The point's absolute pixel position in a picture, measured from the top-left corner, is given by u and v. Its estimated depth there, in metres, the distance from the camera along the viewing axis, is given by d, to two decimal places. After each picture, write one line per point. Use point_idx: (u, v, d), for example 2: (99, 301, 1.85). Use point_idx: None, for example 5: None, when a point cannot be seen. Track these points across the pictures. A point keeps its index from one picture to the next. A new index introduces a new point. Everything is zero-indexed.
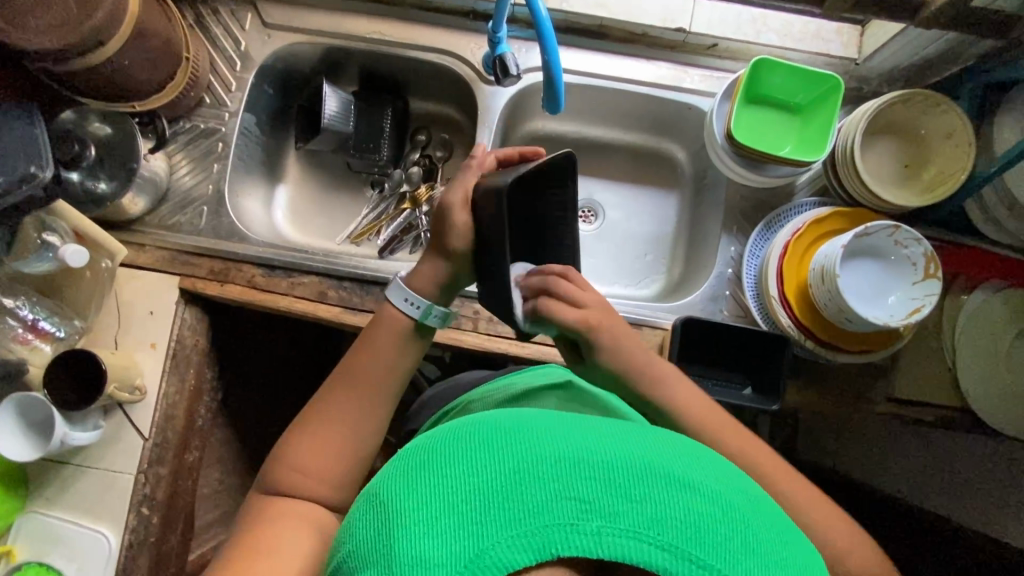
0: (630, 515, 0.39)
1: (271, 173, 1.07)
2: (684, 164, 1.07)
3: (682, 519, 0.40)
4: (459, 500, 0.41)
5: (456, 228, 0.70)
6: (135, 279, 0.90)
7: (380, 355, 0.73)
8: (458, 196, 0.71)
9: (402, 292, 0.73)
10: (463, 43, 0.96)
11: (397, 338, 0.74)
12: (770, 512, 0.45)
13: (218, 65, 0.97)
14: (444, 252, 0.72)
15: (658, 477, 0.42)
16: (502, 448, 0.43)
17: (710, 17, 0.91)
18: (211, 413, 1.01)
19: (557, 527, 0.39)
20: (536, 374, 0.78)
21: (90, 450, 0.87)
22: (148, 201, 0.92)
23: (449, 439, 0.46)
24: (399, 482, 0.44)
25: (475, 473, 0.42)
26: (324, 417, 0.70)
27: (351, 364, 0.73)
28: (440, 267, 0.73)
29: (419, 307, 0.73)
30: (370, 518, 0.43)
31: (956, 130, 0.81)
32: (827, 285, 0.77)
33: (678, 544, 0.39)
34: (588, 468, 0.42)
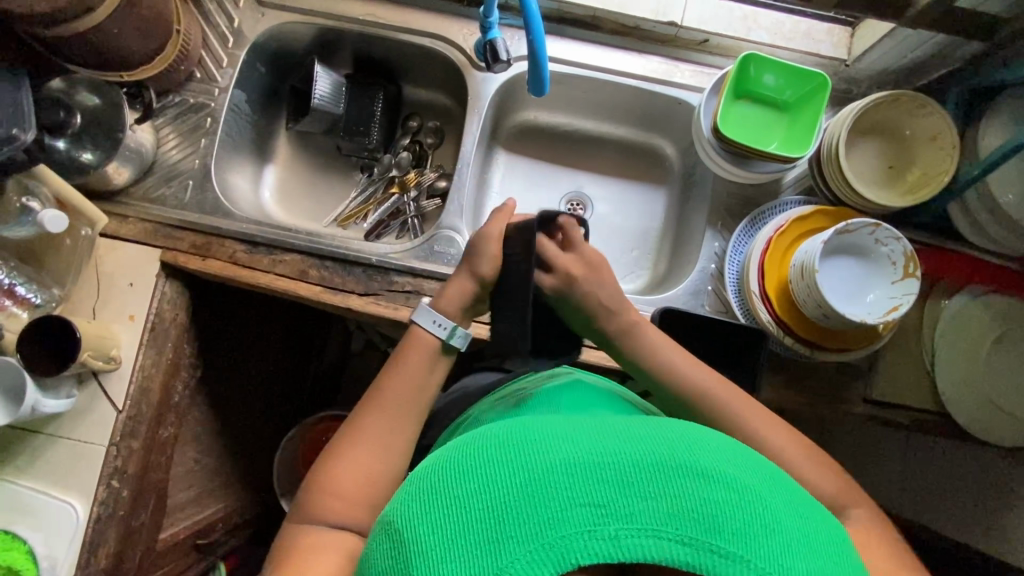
0: (645, 515, 0.40)
1: (260, 152, 1.06)
2: (673, 160, 1.07)
3: (698, 512, 0.40)
4: (476, 521, 0.41)
5: (488, 255, 0.76)
6: (117, 249, 0.90)
7: (410, 373, 0.72)
8: (494, 232, 0.77)
9: (432, 314, 0.74)
10: (455, 28, 0.96)
11: (423, 358, 0.74)
12: (784, 488, 0.45)
13: (211, 41, 0.97)
14: (473, 274, 0.77)
15: (672, 470, 0.42)
16: (511, 463, 0.43)
17: (702, 12, 0.92)
18: (189, 390, 1.01)
19: (575, 535, 0.40)
20: (539, 375, 0.78)
21: (62, 420, 0.86)
22: (134, 172, 0.92)
23: (457, 459, 0.46)
24: (416, 508, 0.44)
25: (487, 492, 0.42)
26: (353, 438, 0.68)
27: (383, 386, 0.72)
28: (468, 289, 0.77)
29: (447, 328, 0.74)
30: (394, 547, 0.44)
31: (941, 133, 0.81)
32: (806, 281, 0.77)
33: (697, 535, 0.40)
34: (599, 471, 0.41)
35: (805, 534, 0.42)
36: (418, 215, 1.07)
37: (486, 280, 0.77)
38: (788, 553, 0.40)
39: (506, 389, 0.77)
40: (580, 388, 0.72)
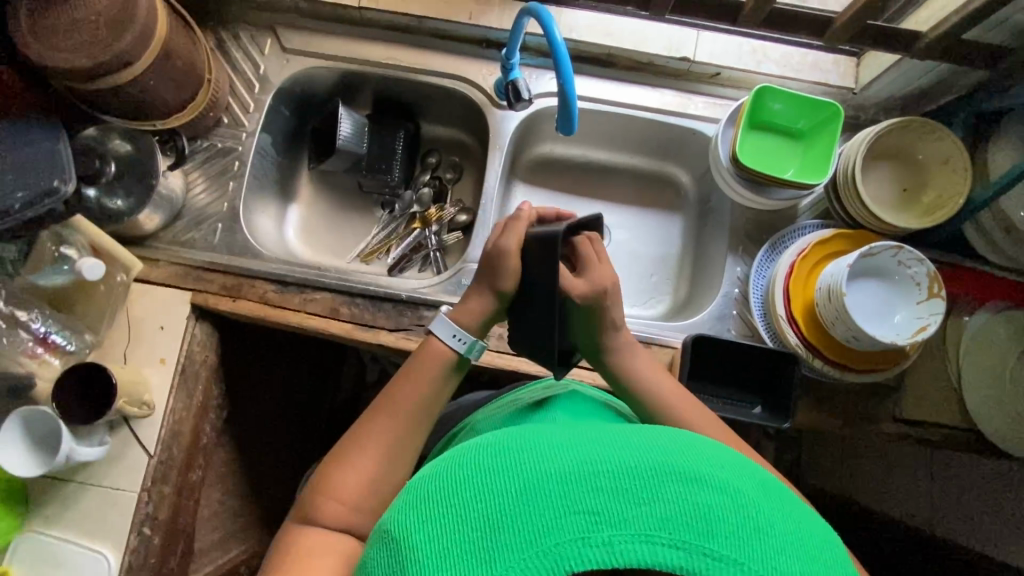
0: (641, 520, 0.37)
1: (284, 192, 1.08)
2: (688, 187, 1.09)
3: (693, 517, 0.37)
4: (470, 527, 0.38)
5: (507, 270, 0.71)
6: (148, 293, 0.90)
7: (418, 384, 0.71)
8: (511, 243, 0.70)
9: (451, 327, 0.72)
10: (475, 69, 0.99)
11: (435, 371, 0.72)
12: (785, 498, 0.42)
13: (237, 87, 0.99)
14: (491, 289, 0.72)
15: (667, 477, 0.39)
16: (504, 469, 0.40)
17: (713, 48, 0.95)
18: (216, 431, 1.00)
19: (565, 541, 0.36)
20: (538, 387, 0.79)
21: (92, 467, 0.86)
22: (164, 217, 0.93)
23: (450, 467, 0.43)
24: (409, 516, 0.41)
25: (480, 500, 0.39)
26: (358, 443, 0.68)
27: (391, 400, 0.71)
28: (485, 304, 0.73)
29: (465, 343, 0.72)
30: (388, 555, 0.41)
31: (952, 156, 0.84)
32: (834, 303, 0.78)
33: (691, 539, 0.36)
34: (592, 477, 0.38)
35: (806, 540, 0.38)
36: (439, 248, 1.08)
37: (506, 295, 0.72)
38: (791, 561, 0.36)
39: (510, 398, 0.78)
40: (576, 399, 0.73)
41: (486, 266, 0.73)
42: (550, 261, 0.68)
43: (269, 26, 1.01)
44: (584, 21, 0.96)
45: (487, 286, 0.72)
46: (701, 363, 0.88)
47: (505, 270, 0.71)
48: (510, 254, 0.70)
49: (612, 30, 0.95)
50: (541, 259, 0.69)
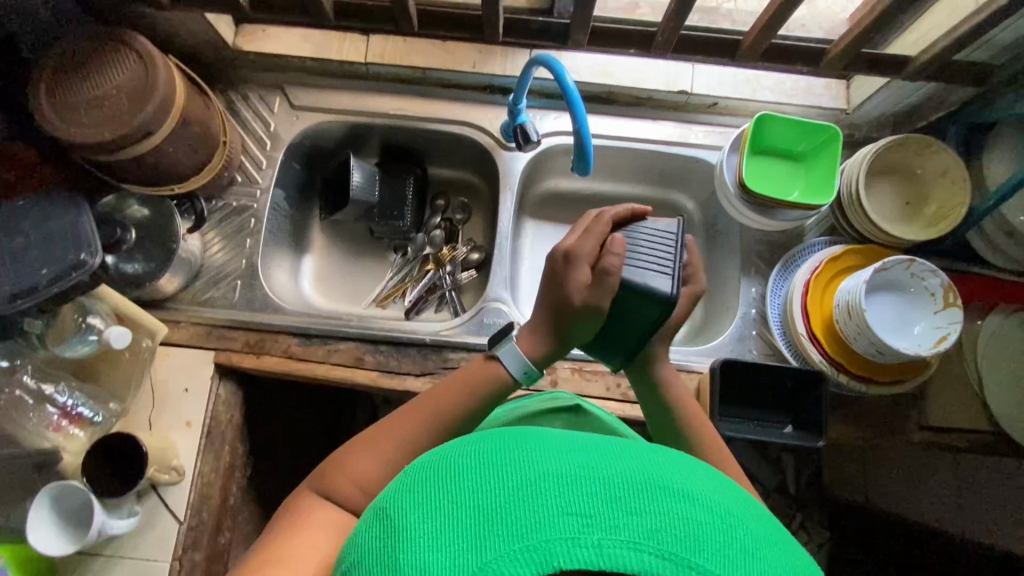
0: (632, 527, 0.35)
1: (298, 245, 1.10)
2: (693, 213, 1.12)
3: (681, 530, 0.35)
4: (464, 515, 0.36)
5: (591, 316, 0.67)
6: (172, 357, 0.90)
7: (468, 399, 0.69)
8: (604, 294, 0.65)
9: (520, 358, 0.69)
10: (481, 114, 1.02)
11: (488, 390, 0.70)
12: (772, 528, 0.40)
13: (249, 146, 1.01)
14: (568, 333, 0.69)
15: (660, 489, 0.37)
16: (505, 463, 0.38)
17: (708, 80, 0.99)
18: (242, 489, 0.98)
19: (555, 540, 0.34)
20: (539, 400, 0.81)
21: (120, 538, 0.84)
22: (183, 279, 0.93)
23: (452, 455, 0.41)
24: (405, 499, 0.40)
25: (478, 490, 0.37)
26: (394, 432, 0.66)
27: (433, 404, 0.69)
28: (556, 343, 0.70)
29: (527, 371, 0.70)
30: (380, 534, 0.39)
31: (950, 169, 0.88)
32: (854, 319, 0.80)
33: (677, 552, 0.34)
34: (590, 482, 0.37)
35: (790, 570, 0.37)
36: (455, 288, 1.09)
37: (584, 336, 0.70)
38: None
39: (517, 407, 0.80)
40: (576, 415, 0.76)
41: (564, 309, 0.67)
42: (651, 315, 0.66)
43: (277, 85, 1.03)
44: (584, 63, 0.99)
45: (566, 331, 0.69)
46: (731, 386, 0.89)
47: (594, 321, 0.67)
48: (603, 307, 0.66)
49: (610, 70, 0.99)
50: (637, 311, 0.67)
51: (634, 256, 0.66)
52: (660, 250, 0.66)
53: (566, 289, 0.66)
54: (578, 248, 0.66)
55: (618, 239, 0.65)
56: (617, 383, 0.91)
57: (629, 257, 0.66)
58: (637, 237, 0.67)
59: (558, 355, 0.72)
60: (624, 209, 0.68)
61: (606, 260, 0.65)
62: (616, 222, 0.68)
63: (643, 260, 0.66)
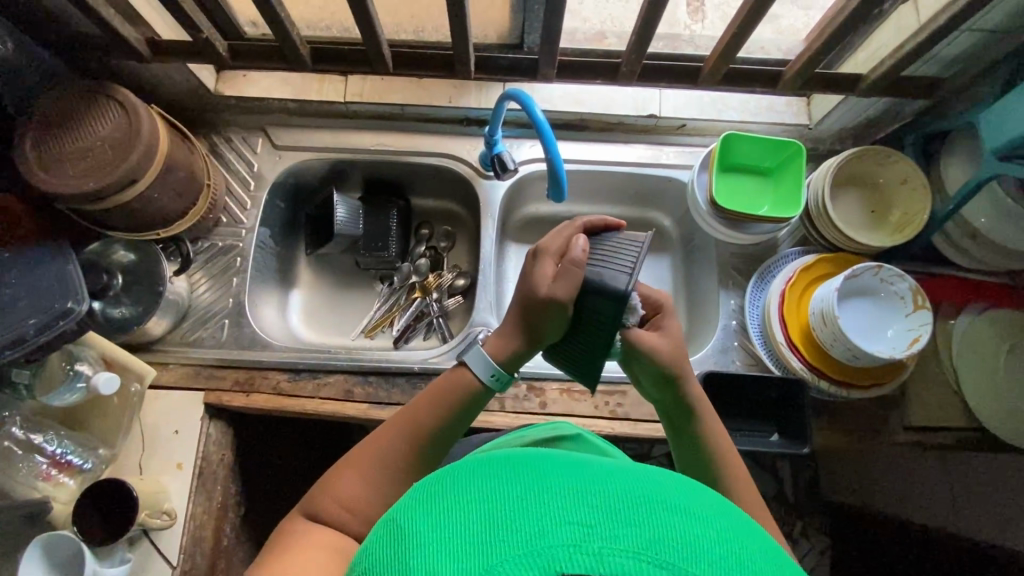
0: (633, 536, 0.35)
1: (284, 281, 1.11)
2: (670, 229, 1.15)
3: (680, 542, 0.35)
4: (469, 523, 0.37)
5: (551, 318, 0.62)
6: (161, 399, 0.90)
7: (439, 408, 0.68)
8: (564, 293, 0.60)
9: (485, 363, 0.67)
10: (459, 145, 1.05)
11: (457, 396, 0.69)
12: (772, 548, 0.40)
13: (233, 187, 1.03)
14: (529, 334, 0.66)
15: (657, 504, 0.37)
16: (510, 476, 0.39)
17: (675, 103, 1.03)
18: (235, 530, 0.98)
19: (557, 547, 0.34)
20: (543, 429, 0.81)
21: None
22: (171, 320, 0.94)
23: (460, 470, 0.42)
24: (409, 512, 0.40)
25: (482, 499, 0.38)
26: (373, 456, 0.66)
27: (416, 415, 0.68)
28: (519, 345, 0.67)
29: (492, 375, 0.68)
30: (386, 545, 0.39)
31: (910, 177, 0.91)
32: (830, 326, 0.82)
33: (677, 561, 0.34)
34: (590, 493, 0.37)
35: None
36: (442, 314, 1.10)
37: (546, 340, 0.66)
38: None
39: (520, 435, 0.80)
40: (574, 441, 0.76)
41: (527, 309, 0.64)
42: (610, 318, 0.61)
43: (259, 127, 1.06)
44: (556, 93, 1.03)
45: (528, 332, 0.65)
46: (716, 400, 0.91)
47: (557, 323, 0.63)
48: (564, 309, 0.61)
49: (582, 98, 1.03)
50: (598, 314, 0.61)
51: (599, 258, 0.62)
52: (624, 254, 0.62)
53: (531, 284, 0.63)
54: (548, 245, 0.65)
55: (582, 238, 0.62)
56: (605, 401, 0.92)
57: (591, 258, 0.62)
58: (603, 243, 0.64)
59: (527, 357, 0.68)
60: (598, 219, 0.66)
61: (570, 256, 0.61)
62: (588, 229, 0.66)
63: (605, 261, 0.62)
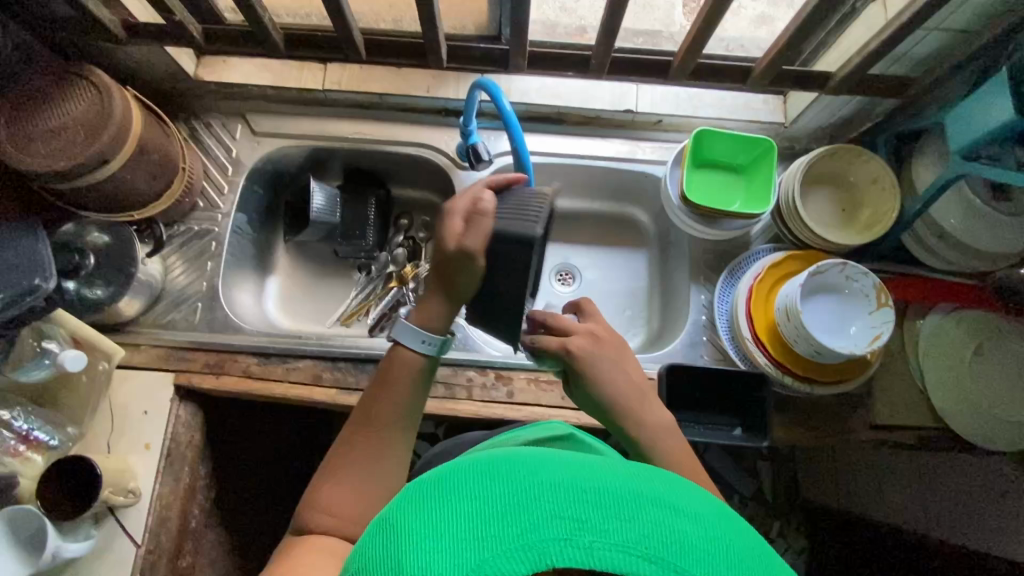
0: (623, 531, 0.36)
1: (262, 267, 1.12)
2: (647, 224, 1.15)
3: (669, 536, 0.37)
4: (461, 518, 0.38)
5: (470, 270, 0.65)
6: (130, 379, 0.91)
7: (388, 395, 0.69)
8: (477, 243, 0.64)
9: (417, 333, 0.68)
10: (437, 136, 1.06)
11: (404, 379, 0.69)
12: (757, 543, 0.42)
13: (211, 171, 1.04)
14: (451, 291, 0.68)
15: (647, 500, 0.39)
16: (503, 473, 0.40)
17: (652, 98, 1.03)
18: (204, 512, 0.98)
19: (550, 541, 0.36)
20: (537, 429, 0.77)
21: (77, 564, 0.83)
22: (144, 302, 0.95)
23: (453, 465, 0.43)
24: (402, 509, 0.41)
25: (476, 496, 0.38)
26: (342, 465, 0.66)
27: (368, 400, 0.69)
28: (445, 304, 0.68)
29: (433, 344, 0.69)
30: (380, 540, 0.40)
31: (880, 176, 0.92)
32: (792, 322, 0.83)
33: (665, 556, 0.36)
34: (582, 488, 0.38)
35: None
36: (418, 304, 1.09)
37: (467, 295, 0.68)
38: None
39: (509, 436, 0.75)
40: (571, 441, 0.72)
41: (444, 266, 0.66)
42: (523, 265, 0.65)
43: (239, 113, 1.07)
44: (533, 85, 1.03)
45: (449, 290, 0.67)
46: (680, 393, 0.91)
47: (474, 275, 0.66)
48: (477, 258, 0.64)
49: (559, 90, 1.03)
50: (513, 260, 0.65)
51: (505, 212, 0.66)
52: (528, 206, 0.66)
53: (443, 243, 0.66)
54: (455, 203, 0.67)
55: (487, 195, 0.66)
56: None
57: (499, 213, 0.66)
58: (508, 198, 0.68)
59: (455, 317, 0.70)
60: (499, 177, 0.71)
61: (477, 210, 0.65)
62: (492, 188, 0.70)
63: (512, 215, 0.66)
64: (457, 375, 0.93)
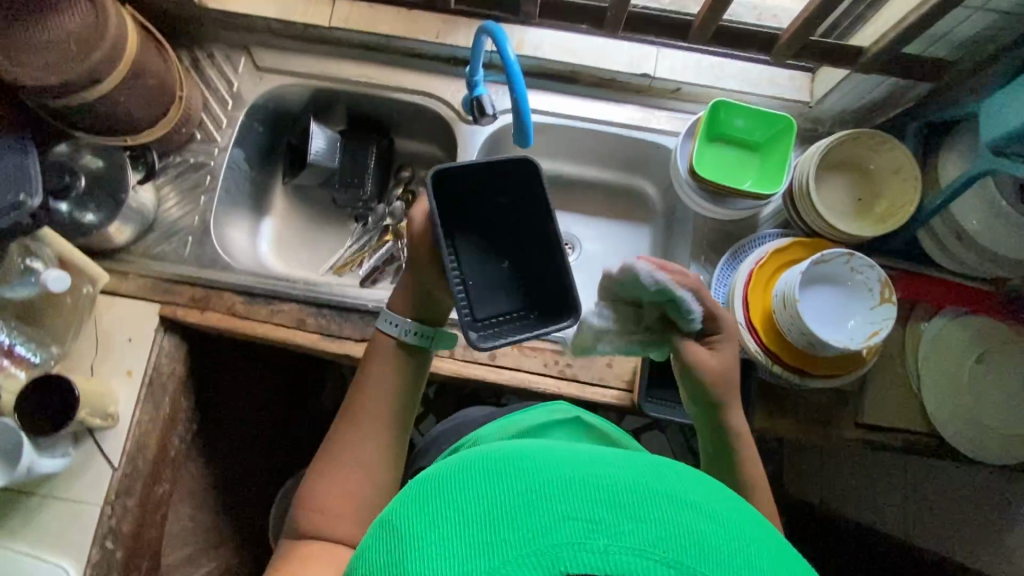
0: (637, 534, 0.36)
1: (257, 207, 1.10)
2: (654, 199, 1.11)
3: (687, 538, 0.37)
4: (474, 523, 0.38)
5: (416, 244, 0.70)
6: (116, 306, 0.91)
7: (380, 386, 0.71)
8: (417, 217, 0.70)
9: (385, 314, 0.72)
10: (444, 86, 1.02)
11: (390, 369, 0.72)
12: (778, 542, 0.41)
13: (211, 104, 1.01)
14: (411, 270, 0.72)
15: (662, 498, 0.39)
16: (511, 474, 0.40)
17: (672, 64, 0.98)
18: (185, 444, 1.00)
19: (563, 544, 0.36)
20: (542, 411, 0.77)
21: (56, 480, 0.85)
22: (134, 230, 0.94)
23: (461, 463, 0.43)
24: (407, 511, 0.41)
25: (487, 500, 0.39)
26: (338, 462, 0.68)
27: (355, 393, 0.72)
28: (410, 283, 0.73)
29: (397, 325, 0.72)
30: (386, 544, 0.40)
31: (903, 166, 0.87)
32: (789, 310, 0.80)
33: (683, 560, 0.36)
34: (594, 489, 0.39)
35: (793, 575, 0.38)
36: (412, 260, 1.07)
37: (422, 270, 0.71)
38: None
39: (511, 421, 0.75)
40: (578, 426, 0.72)
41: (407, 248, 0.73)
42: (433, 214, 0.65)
43: (243, 45, 1.03)
44: (549, 40, 0.98)
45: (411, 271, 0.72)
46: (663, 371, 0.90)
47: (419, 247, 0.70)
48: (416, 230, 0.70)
49: (574, 47, 0.98)
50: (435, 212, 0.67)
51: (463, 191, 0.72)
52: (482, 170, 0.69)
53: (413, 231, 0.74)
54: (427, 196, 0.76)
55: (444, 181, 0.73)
56: (556, 359, 0.91)
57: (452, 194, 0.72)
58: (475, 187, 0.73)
59: (418, 295, 0.73)
60: None
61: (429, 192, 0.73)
62: None
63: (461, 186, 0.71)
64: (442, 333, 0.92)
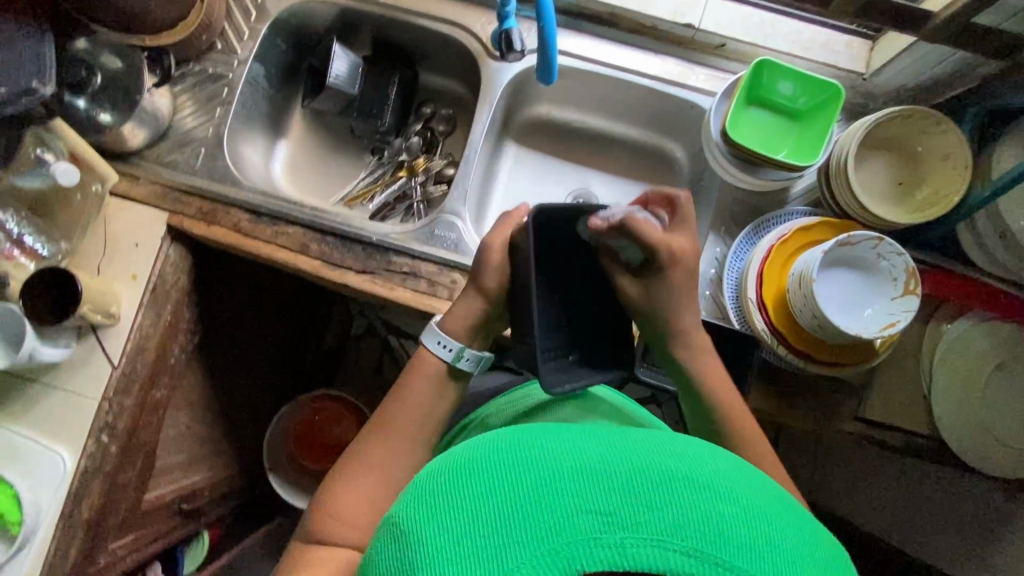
0: (651, 524, 0.36)
1: (273, 128, 1.08)
2: (682, 163, 1.06)
3: (706, 525, 0.36)
4: (483, 524, 0.37)
5: (490, 267, 0.72)
6: (125, 209, 0.91)
7: (416, 398, 0.73)
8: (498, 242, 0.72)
9: (436, 334, 0.74)
10: (473, 17, 0.97)
11: (428, 382, 0.74)
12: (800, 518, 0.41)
13: (234, 13, 0.98)
14: (477, 290, 0.74)
15: (677, 483, 0.38)
16: (520, 465, 0.39)
17: (719, 17, 0.92)
18: (185, 353, 1.01)
19: (578, 540, 0.36)
20: None
21: (60, 370, 0.88)
22: (149, 135, 0.93)
23: (466, 457, 0.42)
24: (416, 513, 0.41)
25: (495, 497, 0.38)
26: (358, 470, 0.69)
27: (389, 403, 0.73)
28: (474, 307, 0.74)
29: (451, 350, 0.74)
30: (397, 547, 0.40)
31: (953, 152, 0.80)
32: (803, 290, 0.76)
33: (700, 547, 0.35)
34: (606, 479, 0.38)
35: (811, 553, 0.38)
36: (423, 200, 1.05)
37: (492, 294, 0.73)
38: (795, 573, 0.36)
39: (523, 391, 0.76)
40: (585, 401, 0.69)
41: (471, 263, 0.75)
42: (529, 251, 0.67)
43: None
44: None
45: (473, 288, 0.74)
46: None
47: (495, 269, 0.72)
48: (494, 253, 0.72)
49: None
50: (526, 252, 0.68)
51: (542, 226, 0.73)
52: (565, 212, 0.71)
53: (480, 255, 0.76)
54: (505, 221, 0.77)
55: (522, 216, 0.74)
56: None
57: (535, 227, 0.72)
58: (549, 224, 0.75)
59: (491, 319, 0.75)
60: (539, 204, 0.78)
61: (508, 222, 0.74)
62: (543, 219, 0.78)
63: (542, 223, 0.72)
64: (443, 275, 0.90)
